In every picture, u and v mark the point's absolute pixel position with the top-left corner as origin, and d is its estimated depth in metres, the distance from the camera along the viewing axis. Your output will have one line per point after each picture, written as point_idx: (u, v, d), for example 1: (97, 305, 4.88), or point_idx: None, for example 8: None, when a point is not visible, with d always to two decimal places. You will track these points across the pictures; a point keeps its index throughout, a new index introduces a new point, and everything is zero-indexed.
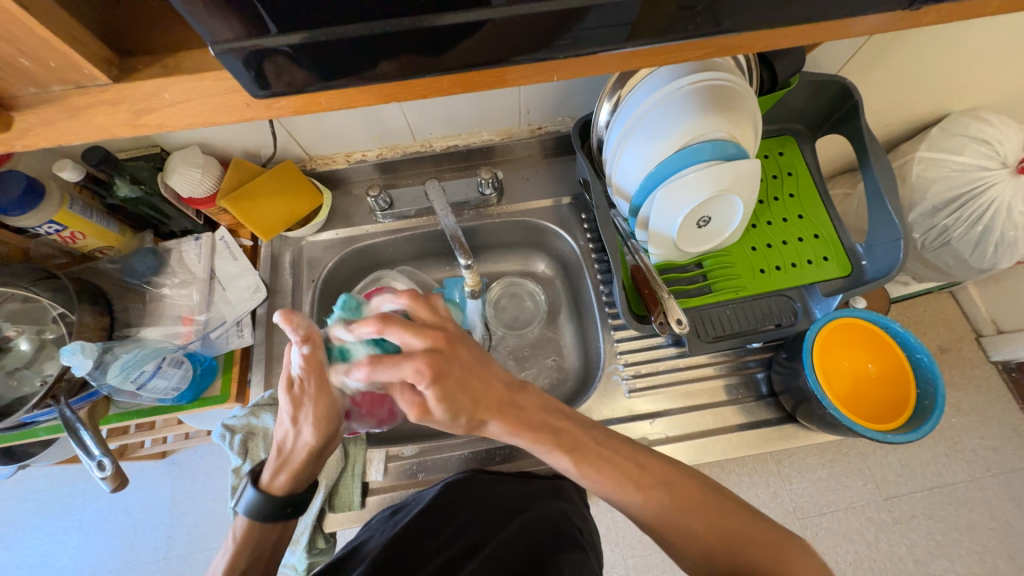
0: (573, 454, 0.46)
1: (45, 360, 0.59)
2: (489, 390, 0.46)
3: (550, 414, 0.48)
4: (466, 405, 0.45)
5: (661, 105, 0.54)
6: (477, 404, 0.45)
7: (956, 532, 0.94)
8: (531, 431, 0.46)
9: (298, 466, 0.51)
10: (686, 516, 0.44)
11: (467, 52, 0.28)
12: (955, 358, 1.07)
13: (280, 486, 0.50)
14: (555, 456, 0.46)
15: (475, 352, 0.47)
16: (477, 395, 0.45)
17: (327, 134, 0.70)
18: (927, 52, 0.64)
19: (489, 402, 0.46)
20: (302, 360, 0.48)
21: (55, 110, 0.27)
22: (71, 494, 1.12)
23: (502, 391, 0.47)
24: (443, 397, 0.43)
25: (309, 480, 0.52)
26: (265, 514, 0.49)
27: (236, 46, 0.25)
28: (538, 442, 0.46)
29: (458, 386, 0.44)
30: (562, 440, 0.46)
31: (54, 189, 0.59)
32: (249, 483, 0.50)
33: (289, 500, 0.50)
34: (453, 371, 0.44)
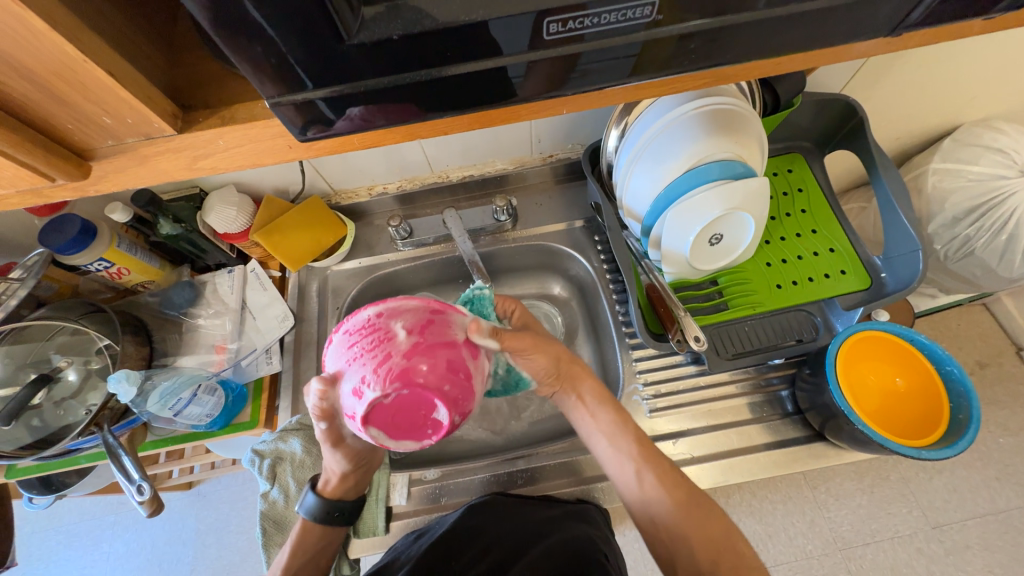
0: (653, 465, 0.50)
1: (90, 390, 0.63)
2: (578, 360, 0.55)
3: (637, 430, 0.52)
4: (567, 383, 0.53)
5: (669, 129, 0.57)
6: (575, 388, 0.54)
7: (1017, 563, 0.87)
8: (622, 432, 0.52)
9: (345, 482, 0.53)
10: (703, 520, 0.47)
11: (484, 95, 0.30)
12: (995, 374, 1.03)
13: (332, 491, 0.54)
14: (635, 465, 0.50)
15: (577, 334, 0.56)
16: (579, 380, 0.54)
17: (352, 170, 0.74)
18: (930, 68, 0.65)
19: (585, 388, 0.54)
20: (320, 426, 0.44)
21: (127, 158, 0.31)
22: (101, 526, 1.14)
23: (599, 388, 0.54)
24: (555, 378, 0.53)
25: (358, 490, 0.55)
26: (318, 516, 0.53)
27: (281, 100, 0.28)
28: (603, 404, 0.53)
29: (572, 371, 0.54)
30: (648, 451, 0.51)
31: (105, 228, 0.64)
32: (308, 489, 0.54)
33: (336, 506, 0.54)
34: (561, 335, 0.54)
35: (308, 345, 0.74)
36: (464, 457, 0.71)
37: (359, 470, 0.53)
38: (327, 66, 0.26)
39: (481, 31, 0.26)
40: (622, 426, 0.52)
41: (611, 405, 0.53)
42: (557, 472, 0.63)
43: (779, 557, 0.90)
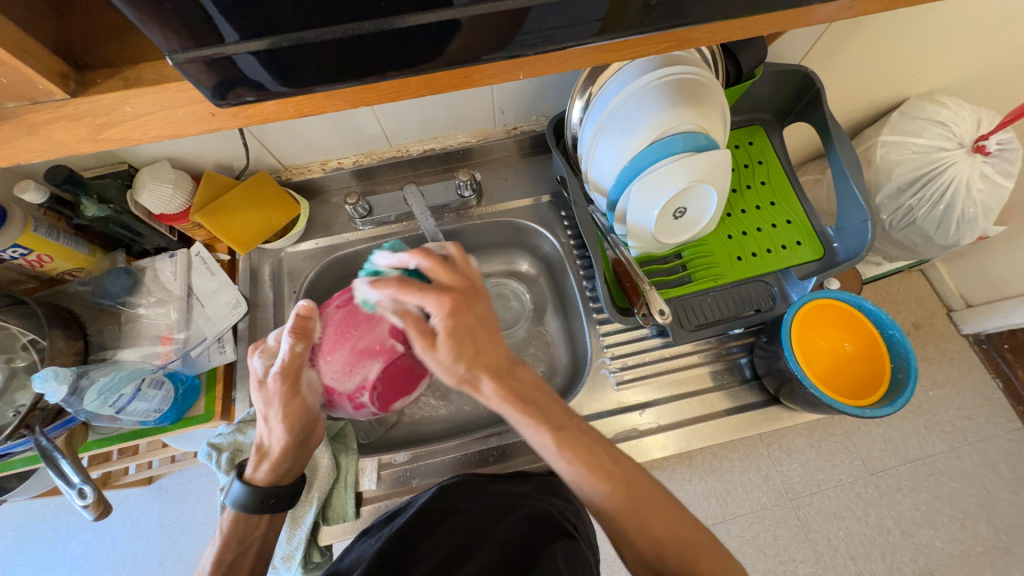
0: (557, 432, 0.45)
1: (17, 389, 0.58)
2: (497, 348, 0.45)
3: (540, 393, 0.47)
4: (471, 351, 0.44)
5: (632, 100, 0.55)
6: (479, 359, 0.44)
7: (939, 501, 0.97)
8: (522, 403, 0.45)
9: (274, 459, 0.52)
10: (645, 510, 0.44)
11: (432, 52, 0.28)
12: (928, 334, 1.11)
13: (261, 477, 0.52)
14: (536, 431, 0.45)
15: (491, 311, 0.47)
16: (483, 348, 0.44)
17: (302, 144, 0.69)
18: (882, 40, 0.67)
19: (490, 357, 0.44)
20: (287, 354, 0.49)
21: (10, 127, 0.26)
22: (53, 529, 1.08)
23: (503, 359, 0.45)
24: (453, 336, 0.43)
25: (290, 474, 0.54)
26: (250, 505, 0.51)
27: (195, 55, 0.24)
28: (526, 414, 0.44)
29: (469, 334, 0.44)
30: (549, 417, 0.45)
31: (17, 211, 0.57)
32: (235, 477, 0.52)
33: (273, 494, 0.52)
34: (467, 318, 0.44)
35: (264, 331, 0.70)
36: (435, 437, 0.71)
37: (299, 443, 0.53)
38: (249, 13, 0.23)
39: None
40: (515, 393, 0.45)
41: (507, 372, 0.45)
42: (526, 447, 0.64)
43: (735, 510, 0.96)
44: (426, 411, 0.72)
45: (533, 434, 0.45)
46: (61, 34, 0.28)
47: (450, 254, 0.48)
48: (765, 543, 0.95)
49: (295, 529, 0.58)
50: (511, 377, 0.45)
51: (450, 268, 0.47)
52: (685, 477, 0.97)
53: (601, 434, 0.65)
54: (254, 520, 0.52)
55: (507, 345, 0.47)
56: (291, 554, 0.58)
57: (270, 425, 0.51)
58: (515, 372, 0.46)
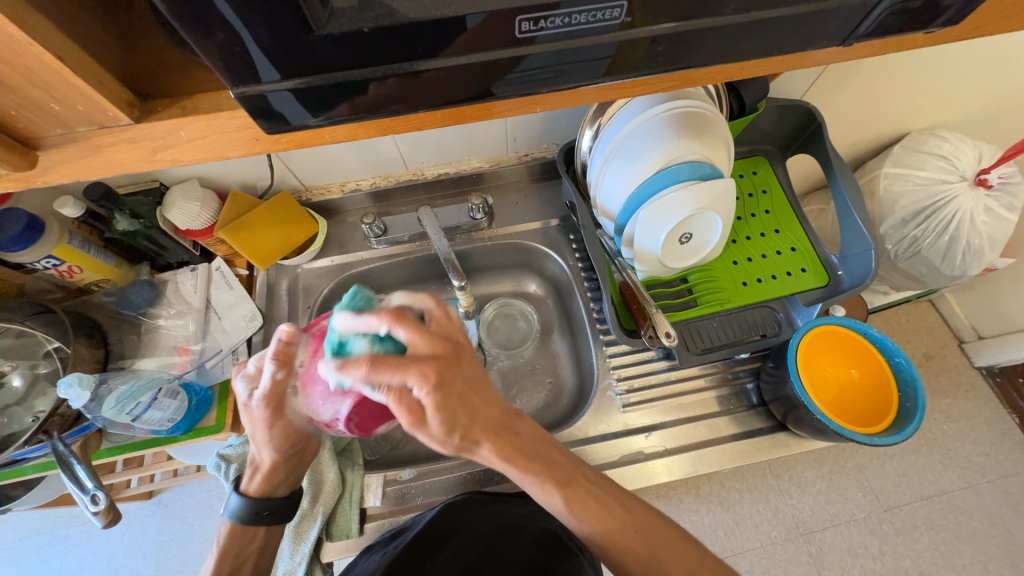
0: (563, 488, 0.47)
1: (38, 395, 0.59)
2: (489, 409, 0.45)
3: (544, 445, 0.49)
4: (464, 420, 0.43)
5: (640, 130, 0.58)
6: (470, 426, 0.44)
7: (958, 541, 0.94)
8: (525, 460, 0.47)
9: (264, 474, 0.52)
10: (662, 559, 0.45)
11: (456, 88, 0.30)
12: (940, 365, 1.10)
13: (255, 488, 0.53)
14: (543, 488, 0.47)
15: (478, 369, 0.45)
16: (477, 414, 0.44)
17: (323, 166, 0.73)
18: (881, 78, 0.69)
19: (486, 422, 0.45)
20: (269, 381, 0.46)
21: (77, 148, 0.30)
22: (51, 542, 1.07)
23: (495, 419, 0.46)
24: (444, 408, 0.41)
25: (284, 487, 0.54)
26: (244, 516, 0.52)
27: (248, 89, 0.27)
28: (530, 472, 0.47)
29: (460, 402, 0.42)
30: (556, 472, 0.48)
31: (54, 224, 0.60)
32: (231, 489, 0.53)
33: (267, 505, 0.53)
34: (456, 387, 0.42)
35: None
36: (441, 455, 0.71)
37: (290, 459, 0.52)
38: (288, 55, 0.26)
39: (449, 26, 0.26)
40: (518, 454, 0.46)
41: (508, 434, 0.47)
42: None
43: (745, 544, 0.94)
44: None
45: (536, 489, 0.47)
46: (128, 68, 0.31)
47: (430, 309, 0.46)
48: None
49: (299, 544, 0.58)
50: (510, 439, 0.46)
51: (428, 334, 0.43)
52: (692, 508, 0.94)
53: (607, 456, 0.64)
54: (256, 525, 0.53)
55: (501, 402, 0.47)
56: (293, 570, 0.57)
57: (258, 444, 0.51)
58: (509, 434, 0.47)
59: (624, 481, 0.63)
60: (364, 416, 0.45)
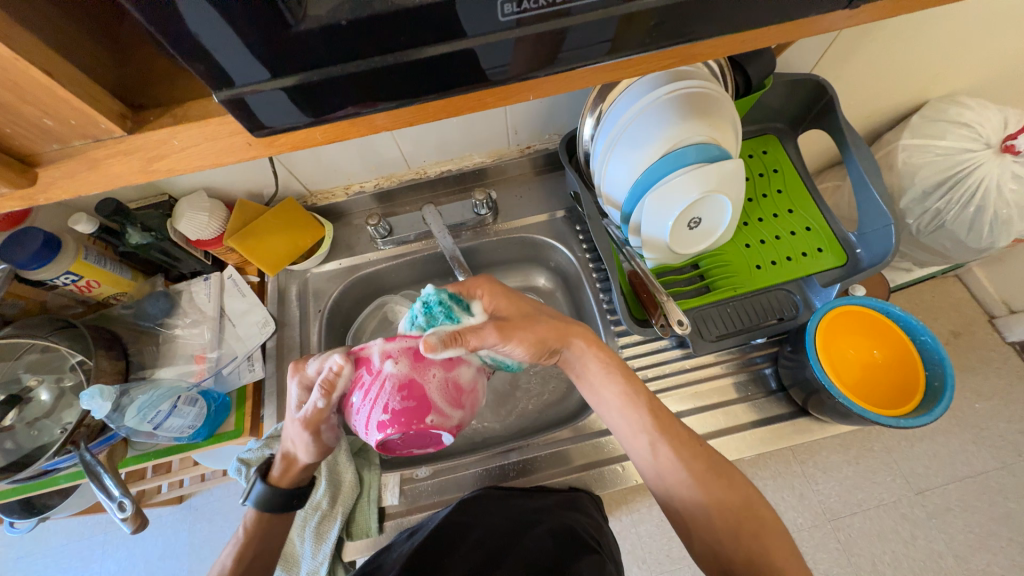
0: (651, 401, 0.53)
1: (65, 408, 0.61)
2: (563, 331, 0.55)
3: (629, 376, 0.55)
4: (562, 334, 0.55)
5: (642, 114, 0.57)
6: (570, 338, 0.55)
7: (994, 523, 0.91)
8: (619, 375, 0.54)
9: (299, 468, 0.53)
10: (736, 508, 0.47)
11: (445, 79, 0.30)
12: (969, 342, 1.06)
13: (285, 479, 0.54)
14: (637, 403, 0.52)
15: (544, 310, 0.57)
16: (557, 332, 0.54)
17: (326, 170, 0.73)
18: (895, 44, 0.66)
19: (564, 339, 0.55)
20: (311, 410, 0.48)
21: (75, 163, 0.30)
22: (90, 547, 1.11)
23: (588, 341, 0.56)
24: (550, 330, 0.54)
25: (311, 477, 0.56)
26: (272, 505, 0.53)
27: (233, 93, 0.27)
28: (616, 382, 0.54)
29: (541, 325, 0.54)
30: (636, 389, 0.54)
31: (70, 241, 0.62)
32: (259, 477, 0.53)
33: (300, 495, 0.54)
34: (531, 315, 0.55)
35: (290, 350, 0.73)
36: (457, 452, 0.71)
37: (321, 459, 0.54)
38: (281, 53, 0.26)
39: (435, 13, 0.26)
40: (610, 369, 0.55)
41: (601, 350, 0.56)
42: (547, 462, 0.63)
43: None
44: None
45: (625, 404, 0.53)
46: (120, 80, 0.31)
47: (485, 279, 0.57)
48: None
49: (320, 543, 0.59)
50: (601, 353, 0.56)
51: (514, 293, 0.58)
52: None
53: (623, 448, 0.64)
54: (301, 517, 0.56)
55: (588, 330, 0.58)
56: (315, 570, 0.58)
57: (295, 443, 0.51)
58: (598, 347, 0.56)
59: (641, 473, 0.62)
60: (411, 442, 0.49)
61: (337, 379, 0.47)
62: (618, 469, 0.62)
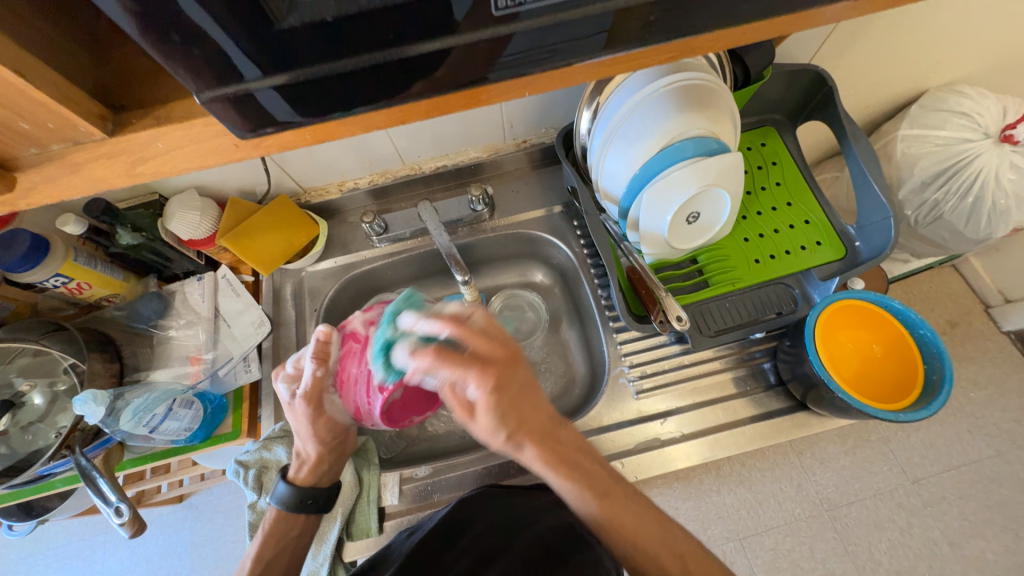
0: (602, 500, 0.44)
1: (59, 412, 0.60)
2: (537, 414, 0.45)
3: (584, 455, 0.46)
4: (513, 420, 0.43)
5: (639, 109, 0.56)
6: (524, 423, 0.44)
7: (989, 510, 0.92)
8: (567, 469, 0.45)
9: (313, 464, 0.57)
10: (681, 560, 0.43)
11: (438, 76, 0.29)
12: (965, 332, 1.06)
13: (304, 479, 0.58)
14: (582, 498, 0.44)
15: (531, 375, 0.46)
16: (526, 416, 0.44)
17: (319, 166, 0.72)
18: (894, 34, 0.65)
19: (533, 425, 0.45)
20: (311, 379, 0.54)
21: (55, 167, 0.29)
22: (91, 546, 1.11)
23: (545, 420, 0.46)
24: (496, 410, 0.43)
25: (329, 477, 0.59)
26: (290, 504, 0.56)
27: (217, 93, 0.26)
28: (571, 479, 0.45)
29: (514, 400, 0.44)
30: (594, 482, 0.45)
31: (58, 243, 0.60)
32: (279, 478, 0.58)
33: (316, 494, 0.57)
34: (509, 391, 0.43)
35: (287, 350, 0.72)
36: (456, 450, 0.71)
37: (334, 449, 0.58)
38: (270, 51, 0.25)
39: (426, 8, 0.25)
40: (568, 461, 0.45)
41: (559, 442, 0.46)
42: None
43: (768, 522, 0.93)
44: (447, 425, 0.73)
45: (575, 500, 0.45)
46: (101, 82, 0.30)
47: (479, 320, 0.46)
48: (801, 556, 0.91)
49: (321, 545, 0.59)
50: (568, 438, 0.47)
51: (485, 334, 0.45)
52: (713, 488, 0.93)
53: (622, 444, 0.64)
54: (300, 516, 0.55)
55: (548, 406, 0.46)
56: (316, 571, 0.58)
57: (303, 437, 0.56)
58: (565, 431, 0.47)
59: (641, 468, 0.62)
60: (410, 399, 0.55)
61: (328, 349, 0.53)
62: (617, 466, 0.62)
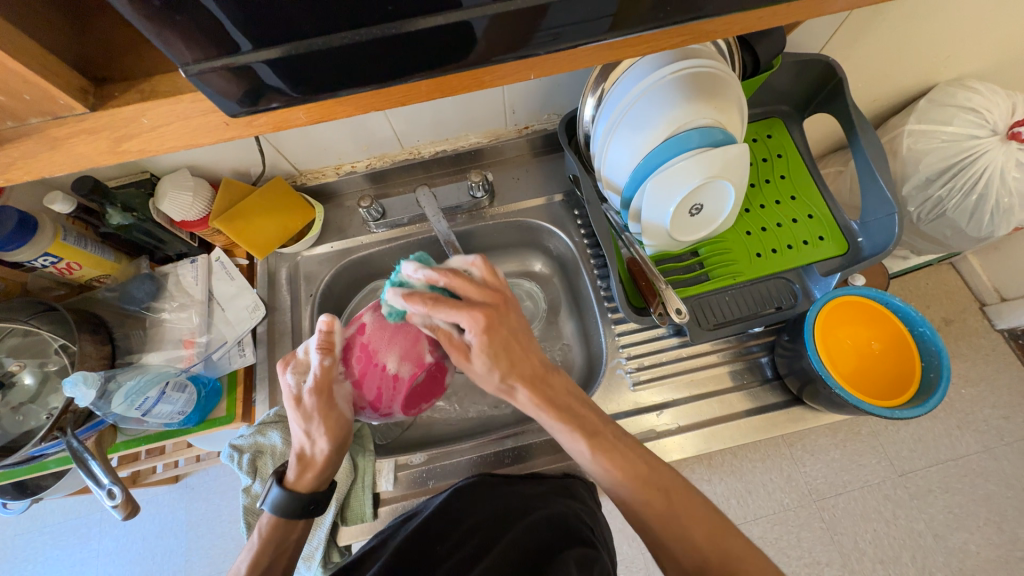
0: (591, 438, 0.46)
1: (50, 393, 0.60)
2: (528, 359, 0.49)
3: (575, 399, 0.49)
4: (506, 363, 0.47)
5: (645, 96, 0.54)
6: (516, 366, 0.48)
7: (973, 503, 0.93)
8: (557, 411, 0.47)
9: (318, 468, 0.52)
10: (684, 521, 0.42)
11: (438, 56, 0.28)
12: (960, 330, 1.07)
13: (305, 484, 0.52)
14: (571, 437, 0.46)
15: (522, 322, 0.50)
16: (517, 359, 0.48)
17: (315, 148, 0.70)
18: (907, 24, 0.64)
19: (525, 367, 0.48)
20: (319, 369, 0.50)
21: (33, 142, 0.28)
22: (87, 525, 1.12)
23: (536, 364, 0.49)
24: (488, 351, 0.47)
25: (330, 481, 0.54)
26: (291, 510, 0.51)
27: (204, 67, 0.25)
28: (560, 420, 0.47)
29: (508, 341, 0.48)
30: (584, 424, 0.47)
31: (48, 221, 0.59)
32: (274, 483, 0.52)
33: (321, 498, 0.53)
34: (500, 333, 0.47)
35: (282, 335, 0.72)
36: (451, 438, 0.71)
37: (342, 447, 0.53)
38: (261, 20, 0.24)
39: None
40: (552, 401, 0.48)
41: (549, 385, 0.49)
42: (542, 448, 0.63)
43: (757, 511, 0.94)
44: (442, 413, 0.73)
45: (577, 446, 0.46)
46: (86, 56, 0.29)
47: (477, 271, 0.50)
48: (788, 545, 0.93)
49: (315, 529, 0.59)
50: (561, 380, 0.50)
51: (480, 285, 0.49)
52: (704, 477, 0.94)
53: None
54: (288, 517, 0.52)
55: (539, 353, 0.50)
56: (312, 553, 0.59)
57: (310, 436, 0.51)
58: (558, 375, 0.50)
59: None
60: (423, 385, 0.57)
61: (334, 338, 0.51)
62: None
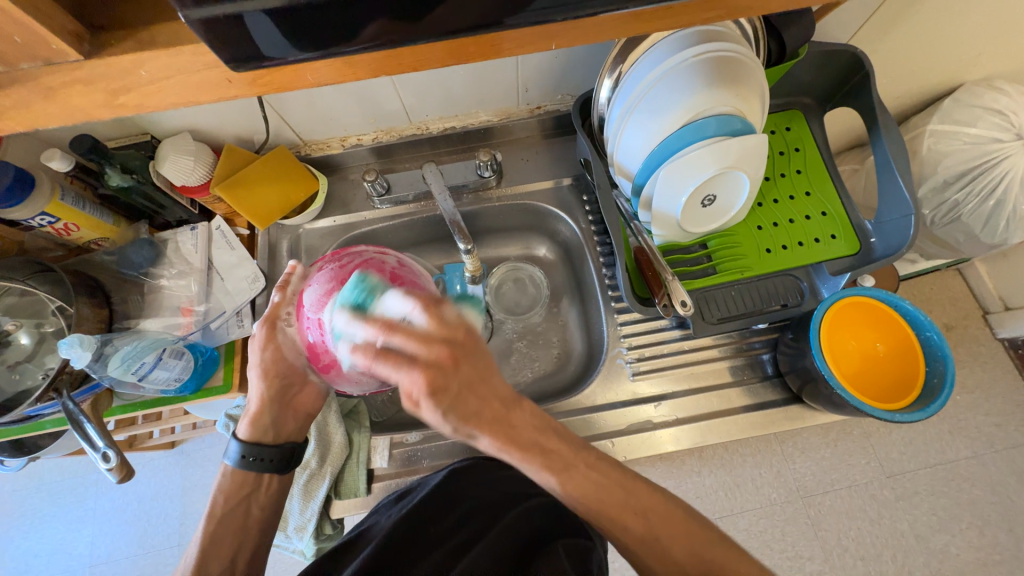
0: (561, 474, 0.43)
1: (46, 353, 0.59)
2: (487, 405, 0.40)
3: (543, 434, 0.43)
4: (462, 414, 0.39)
5: (664, 79, 0.52)
6: (476, 415, 0.40)
7: (957, 507, 0.94)
8: (524, 450, 0.42)
9: (254, 414, 0.52)
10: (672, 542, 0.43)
11: (454, 17, 0.26)
12: (961, 336, 1.06)
13: (248, 433, 0.53)
14: (541, 475, 0.43)
15: (481, 365, 0.40)
16: (476, 409, 0.40)
17: (320, 118, 0.68)
18: (942, 17, 0.61)
19: (484, 416, 0.40)
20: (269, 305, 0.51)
21: (27, 90, 0.27)
22: (84, 485, 1.13)
23: (498, 406, 0.41)
24: (438, 405, 0.37)
25: (272, 433, 0.53)
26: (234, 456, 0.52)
27: (204, 14, 0.23)
28: (527, 460, 0.43)
29: (463, 392, 0.39)
30: (553, 461, 0.43)
31: (45, 179, 0.58)
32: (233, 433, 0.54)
33: (266, 452, 0.52)
34: (452, 387, 0.38)
35: None
36: None
37: (280, 394, 0.52)
38: None
39: None
40: (512, 444, 0.42)
41: (512, 426, 0.42)
42: None
43: (744, 504, 0.95)
44: None
45: (547, 479, 0.44)
46: (88, 6, 0.28)
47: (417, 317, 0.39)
48: (772, 538, 0.94)
49: (308, 501, 0.60)
50: (530, 415, 0.43)
51: (422, 333, 0.38)
52: (694, 469, 0.95)
53: (614, 424, 0.64)
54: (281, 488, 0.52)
55: (504, 389, 0.42)
56: (304, 524, 0.60)
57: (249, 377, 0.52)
58: (528, 407, 0.43)
59: (630, 449, 0.62)
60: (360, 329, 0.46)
61: (292, 280, 0.51)
62: (607, 445, 0.63)
